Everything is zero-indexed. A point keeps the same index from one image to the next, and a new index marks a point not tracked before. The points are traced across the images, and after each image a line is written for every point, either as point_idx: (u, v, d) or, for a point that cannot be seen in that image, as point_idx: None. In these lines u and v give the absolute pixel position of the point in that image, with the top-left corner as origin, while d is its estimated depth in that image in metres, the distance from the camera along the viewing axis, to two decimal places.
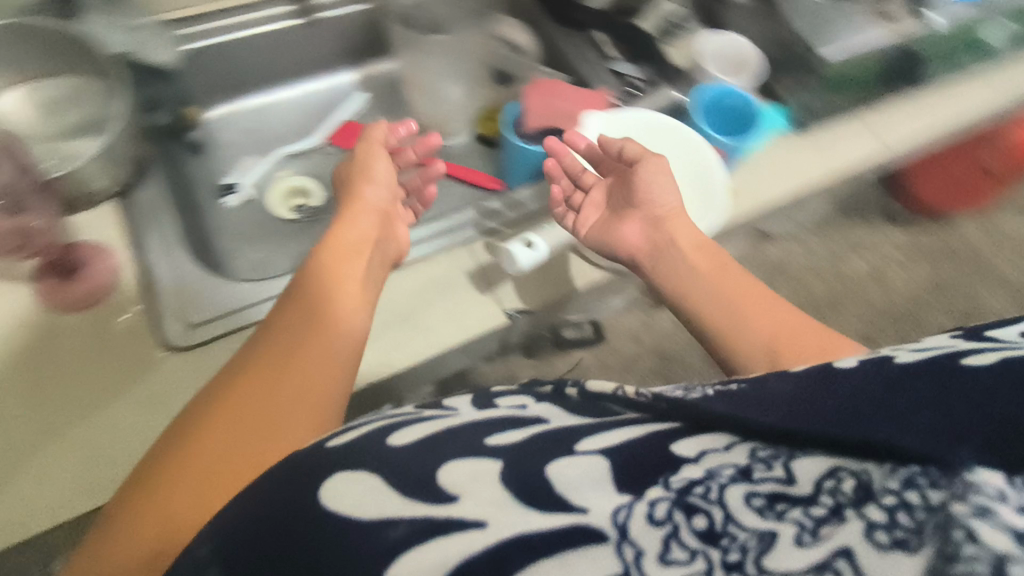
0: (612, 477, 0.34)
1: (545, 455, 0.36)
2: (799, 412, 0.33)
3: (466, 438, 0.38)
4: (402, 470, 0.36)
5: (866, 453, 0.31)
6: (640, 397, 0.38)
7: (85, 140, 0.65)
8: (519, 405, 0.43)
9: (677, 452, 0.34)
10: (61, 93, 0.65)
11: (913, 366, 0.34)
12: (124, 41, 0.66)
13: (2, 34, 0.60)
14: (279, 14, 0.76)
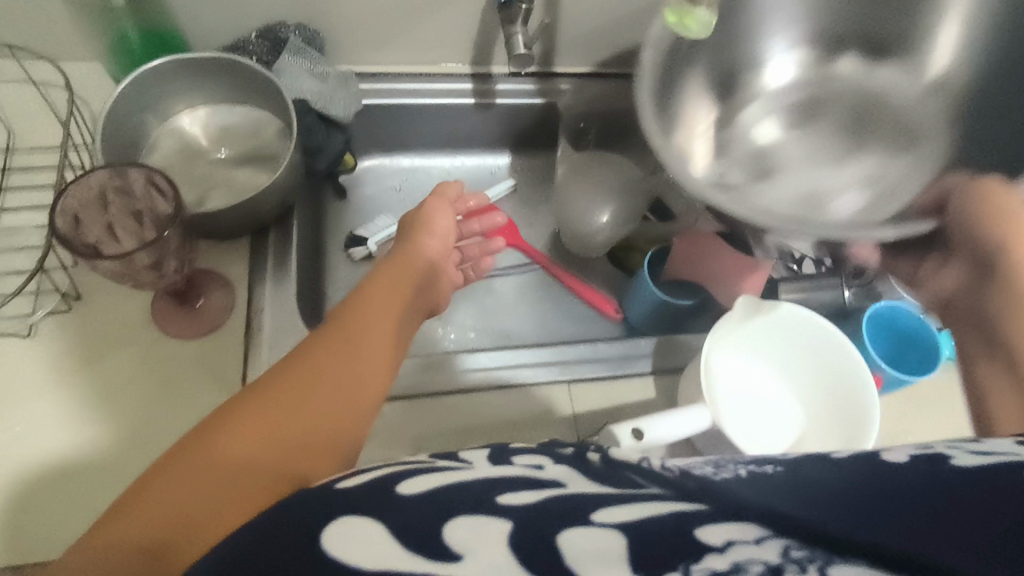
0: (630, 556, 0.24)
1: (555, 525, 0.27)
2: (827, 504, 0.23)
3: (476, 491, 0.30)
4: (406, 523, 0.28)
5: (922, 565, 0.21)
6: (666, 471, 0.28)
7: (247, 172, 0.66)
8: (535, 465, 0.33)
9: (705, 540, 0.24)
10: (240, 124, 0.67)
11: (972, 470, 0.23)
12: (314, 87, 0.69)
13: (205, 66, 0.62)
14: (459, 92, 0.77)
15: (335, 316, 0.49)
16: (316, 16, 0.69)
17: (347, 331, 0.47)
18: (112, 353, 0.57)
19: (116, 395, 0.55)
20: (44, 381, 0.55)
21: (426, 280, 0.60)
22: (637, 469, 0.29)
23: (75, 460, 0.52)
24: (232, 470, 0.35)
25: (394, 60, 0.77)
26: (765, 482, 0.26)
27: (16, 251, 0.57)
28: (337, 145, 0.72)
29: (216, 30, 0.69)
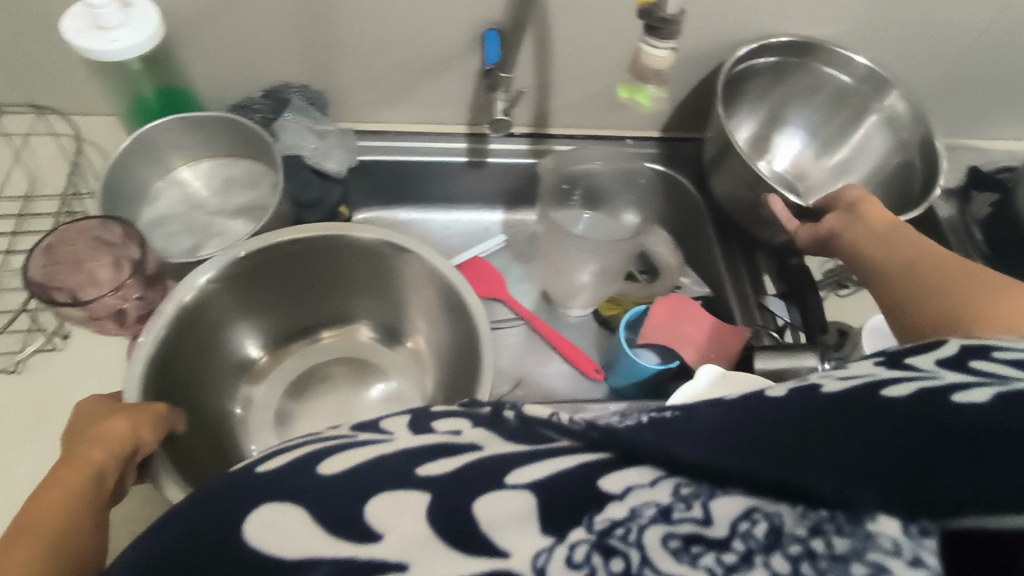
0: (540, 513, 0.25)
1: (474, 494, 0.26)
2: (709, 439, 0.24)
3: (395, 465, 0.29)
4: (324, 499, 0.27)
5: (786, 490, 0.22)
6: (574, 424, 0.27)
7: (239, 222, 0.70)
8: (454, 431, 0.30)
9: (605, 488, 0.24)
10: (239, 176, 0.72)
11: (834, 393, 0.24)
12: (313, 144, 0.74)
13: (209, 125, 0.67)
14: (452, 151, 0.80)
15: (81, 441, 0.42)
16: (319, 79, 0.74)
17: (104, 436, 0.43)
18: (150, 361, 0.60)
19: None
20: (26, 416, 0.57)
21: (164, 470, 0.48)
22: (546, 421, 0.28)
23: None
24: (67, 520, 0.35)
25: (392, 121, 0.81)
26: (660, 424, 0.25)
27: (21, 291, 0.61)
28: (332, 199, 0.75)
29: (227, 89, 0.74)
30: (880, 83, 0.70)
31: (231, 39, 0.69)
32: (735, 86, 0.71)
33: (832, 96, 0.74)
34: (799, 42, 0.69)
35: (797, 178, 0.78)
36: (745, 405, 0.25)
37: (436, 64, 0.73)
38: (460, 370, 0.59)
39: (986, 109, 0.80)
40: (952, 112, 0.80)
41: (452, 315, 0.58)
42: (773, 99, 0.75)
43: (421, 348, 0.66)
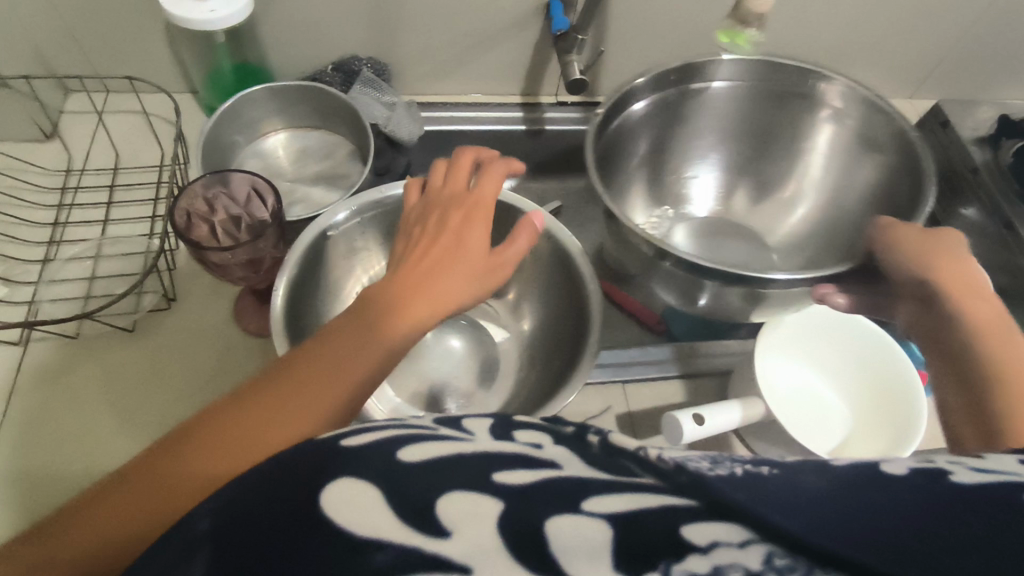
0: (612, 547, 0.25)
1: (548, 511, 0.27)
2: (810, 513, 0.24)
3: (475, 464, 0.29)
4: (399, 488, 0.27)
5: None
6: (662, 462, 0.27)
7: (321, 189, 0.72)
8: (535, 443, 0.32)
9: (687, 538, 0.24)
10: (317, 145, 0.74)
11: (969, 491, 0.24)
12: (383, 113, 0.76)
13: (297, 93, 0.70)
14: (511, 119, 0.83)
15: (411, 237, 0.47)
16: (388, 50, 0.77)
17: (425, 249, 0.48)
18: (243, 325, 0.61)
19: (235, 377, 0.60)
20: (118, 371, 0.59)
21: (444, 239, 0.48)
22: (632, 455, 0.28)
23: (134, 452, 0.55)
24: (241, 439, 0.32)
25: (452, 92, 0.84)
26: (759, 483, 0.25)
27: (122, 256, 0.63)
28: (401, 167, 0.78)
29: (297, 61, 0.76)
30: (803, 93, 0.71)
31: (305, 11, 0.71)
32: (627, 149, 0.74)
33: (767, 110, 0.74)
34: (677, 73, 0.69)
35: (737, 218, 0.82)
36: (873, 482, 0.25)
37: (499, 34, 0.76)
38: (561, 317, 0.64)
39: (1002, 65, 0.87)
40: (971, 69, 0.88)
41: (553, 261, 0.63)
42: (678, 144, 0.78)
43: (518, 300, 0.69)
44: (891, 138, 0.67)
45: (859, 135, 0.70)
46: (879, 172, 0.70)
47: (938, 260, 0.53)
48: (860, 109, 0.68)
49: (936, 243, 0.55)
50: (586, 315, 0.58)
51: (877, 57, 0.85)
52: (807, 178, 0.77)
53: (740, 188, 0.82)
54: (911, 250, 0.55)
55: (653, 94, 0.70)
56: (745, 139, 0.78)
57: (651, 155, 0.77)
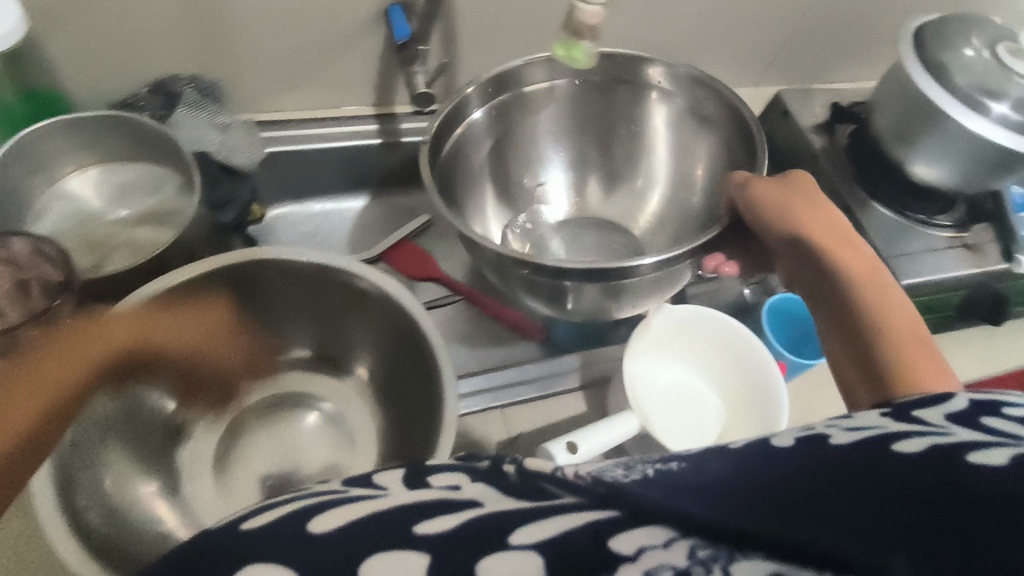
0: (545, 567, 0.23)
1: (477, 553, 0.25)
2: (723, 496, 0.22)
3: (393, 521, 0.27)
4: (312, 559, 0.25)
5: (810, 553, 0.19)
6: (578, 478, 0.26)
7: (146, 230, 0.64)
8: (454, 485, 0.30)
9: (615, 549, 0.22)
10: (139, 180, 0.65)
11: (847, 449, 0.24)
12: (216, 138, 0.69)
13: (101, 124, 0.61)
14: (366, 132, 0.78)
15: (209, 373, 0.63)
16: (214, 66, 0.69)
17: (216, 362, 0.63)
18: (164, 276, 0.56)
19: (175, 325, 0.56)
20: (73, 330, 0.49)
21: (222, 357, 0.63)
22: (551, 477, 0.27)
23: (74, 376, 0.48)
24: None
25: (296, 106, 0.76)
26: (672, 484, 0.24)
27: None
28: (245, 196, 0.70)
29: (105, 82, 0.66)
30: (633, 79, 0.72)
31: (105, 27, 0.62)
32: (468, 154, 0.71)
33: (603, 91, 0.73)
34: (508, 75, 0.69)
35: (593, 211, 0.80)
36: (776, 461, 0.24)
37: (339, 44, 0.70)
38: (409, 381, 0.61)
39: (831, 52, 0.93)
40: (806, 56, 0.93)
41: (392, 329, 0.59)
42: (522, 145, 0.76)
43: (368, 376, 0.67)
44: (721, 107, 0.69)
45: (690, 105, 0.72)
46: (718, 151, 0.71)
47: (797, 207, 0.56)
48: (688, 82, 0.70)
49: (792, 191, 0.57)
50: (431, 366, 0.55)
51: (724, 49, 0.88)
52: (653, 165, 0.77)
53: (591, 179, 0.80)
54: (768, 194, 0.57)
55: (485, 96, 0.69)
56: (587, 133, 0.77)
57: (497, 148, 0.74)
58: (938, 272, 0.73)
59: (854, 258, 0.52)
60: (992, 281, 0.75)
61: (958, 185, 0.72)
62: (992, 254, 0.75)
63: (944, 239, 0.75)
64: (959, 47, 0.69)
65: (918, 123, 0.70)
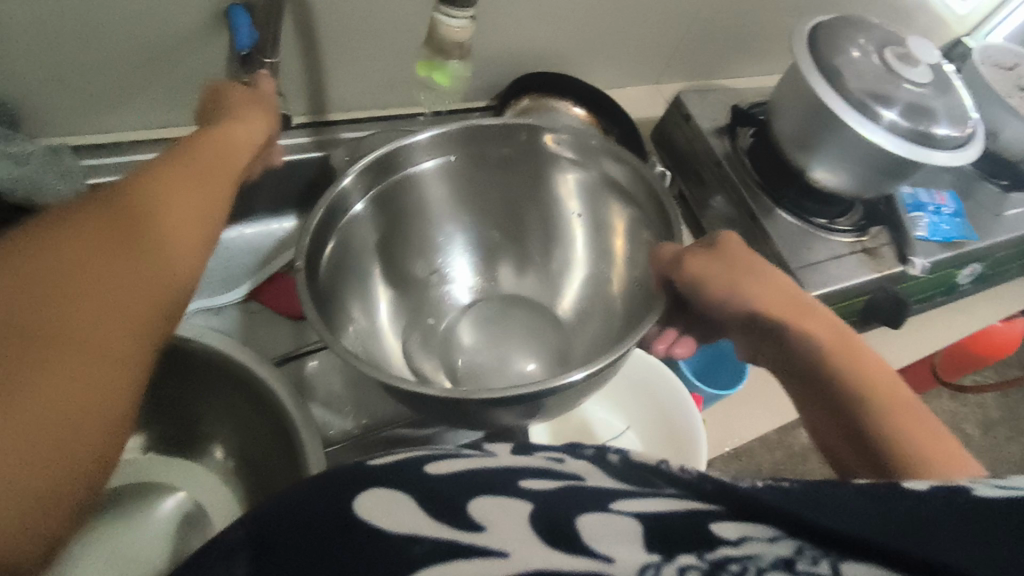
0: (644, 536, 0.25)
1: (576, 510, 0.26)
2: (838, 508, 0.23)
3: (499, 477, 0.29)
4: (433, 493, 0.27)
5: (922, 565, 0.21)
6: (685, 474, 0.27)
7: None
8: (556, 459, 0.31)
9: (719, 533, 0.24)
10: None
11: (993, 499, 0.22)
12: (10, 172, 0.54)
13: None
14: None
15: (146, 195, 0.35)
16: (3, 84, 0.55)
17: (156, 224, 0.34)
18: (182, 197, 0.36)
19: (159, 281, 0.32)
20: (60, 286, 0.28)
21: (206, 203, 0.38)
22: (656, 470, 0.28)
23: (100, 397, 0.28)
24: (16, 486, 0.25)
25: (125, 127, 0.64)
26: (790, 489, 0.25)
27: None
28: None
29: None
30: (542, 154, 0.62)
31: None
32: (349, 254, 0.57)
33: (489, 151, 0.62)
34: (393, 155, 0.57)
35: (506, 295, 0.68)
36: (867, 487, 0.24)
37: (169, 53, 0.58)
38: (265, 448, 0.53)
39: (729, 49, 0.90)
40: (705, 54, 0.90)
41: (250, 394, 0.52)
42: (414, 234, 0.63)
43: (226, 453, 0.58)
44: (638, 186, 0.58)
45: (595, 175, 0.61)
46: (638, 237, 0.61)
47: (752, 286, 0.51)
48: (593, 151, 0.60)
49: (727, 245, 0.53)
50: (293, 438, 0.48)
51: (622, 49, 0.82)
52: (570, 249, 0.66)
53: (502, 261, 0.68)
54: (701, 260, 0.51)
55: (367, 183, 0.57)
56: (483, 205, 0.65)
57: (375, 235, 0.60)
58: (844, 279, 0.71)
59: (808, 311, 0.50)
60: (893, 284, 0.75)
61: (853, 189, 0.70)
62: (892, 257, 0.75)
63: (847, 244, 0.74)
64: (847, 48, 0.67)
65: (817, 133, 0.67)
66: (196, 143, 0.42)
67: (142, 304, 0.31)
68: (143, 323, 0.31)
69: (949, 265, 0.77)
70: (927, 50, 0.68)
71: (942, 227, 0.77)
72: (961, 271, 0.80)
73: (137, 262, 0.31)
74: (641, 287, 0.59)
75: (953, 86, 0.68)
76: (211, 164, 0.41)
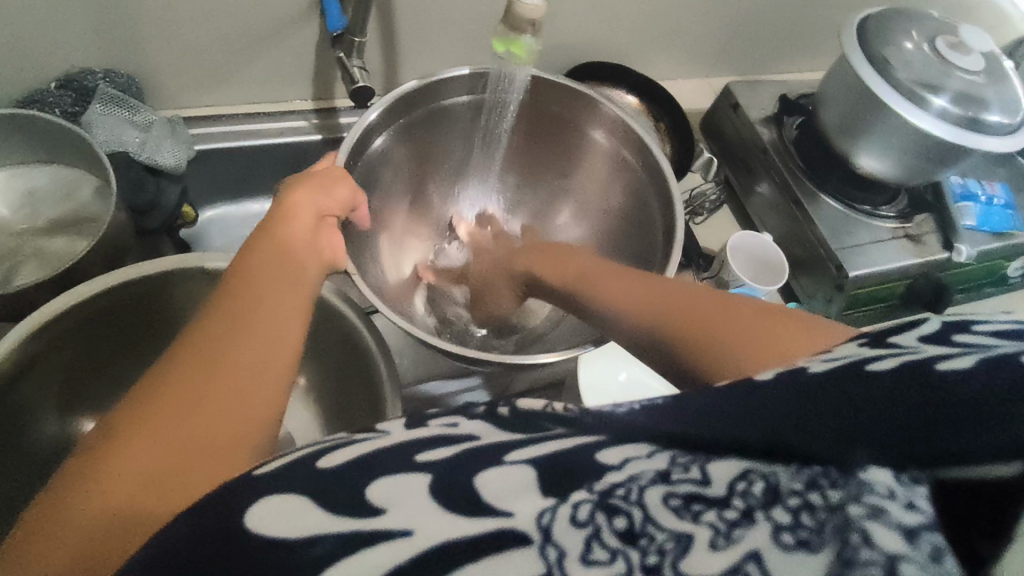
0: (540, 482, 0.24)
1: (473, 469, 0.25)
2: (694, 412, 0.25)
3: (393, 452, 0.26)
4: (326, 487, 0.24)
5: (778, 451, 0.23)
6: (569, 412, 0.26)
7: (62, 236, 0.60)
8: (450, 422, 0.27)
9: (604, 460, 0.24)
10: (49, 183, 0.62)
11: (826, 374, 0.24)
12: (138, 137, 0.65)
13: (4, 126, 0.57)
14: (301, 127, 0.74)
15: (265, 245, 0.44)
16: (132, 62, 0.64)
17: (278, 274, 0.41)
18: (293, 244, 0.45)
19: (293, 308, 0.39)
20: (221, 313, 0.36)
21: (305, 251, 0.46)
22: (544, 413, 0.27)
23: (236, 425, 0.30)
24: (139, 473, 0.27)
25: (227, 101, 0.72)
26: (659, 405, 0.26)
27: None
28: (170, 200, 0.67)
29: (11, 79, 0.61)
30: (571, 119, 0.70)
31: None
32: (372, 176, 0.64)
33: (526, 116, 0.70)
34: (409, 96, 0.63)
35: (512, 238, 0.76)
36: (726, 397, 0.25)
37: (269, 36, 0.66)
38: (344, 376, 0.61)
39: (780, 43, 0.94)
40: (758, 48, 0.93)
41: (327, 325, 0.59)
42: (424, 167, 0.70)
43: (308, 385, 0.65)
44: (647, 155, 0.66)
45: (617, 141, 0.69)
46: (638, 185, 0.69)
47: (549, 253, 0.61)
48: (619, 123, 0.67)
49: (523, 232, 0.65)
50: (374, 376, 0.55)
51: (676, 42, 0.87)
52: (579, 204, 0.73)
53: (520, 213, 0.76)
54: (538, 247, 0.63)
55: (388, 121, 0.63)
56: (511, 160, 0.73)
57: (411, 169, 0.69)
58: (886, 263, 0.74)
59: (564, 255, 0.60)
60: (937, 270, 0.76)
61: (900, 176, 0.72)
62: (937, 244, 0.77)
63: (891, 228, 0.77)
64: (899, 40, 0.69)
65: (867, 121, 0.70)
66: (296, 209, 0.49)
67: (259, 347, 0.34)
68: (267, 342, 0.35)
69: (997, 255, 0.78)
70: (981, 39, 0.71)
71: (995, 218, 0.78)
72: (1010, 264, 0.81)
73: (255, 319, 0.36)
74: (645, 235, 0.67)
75: (1008, 73, 0.70)
76: (307, 241, 0.47)
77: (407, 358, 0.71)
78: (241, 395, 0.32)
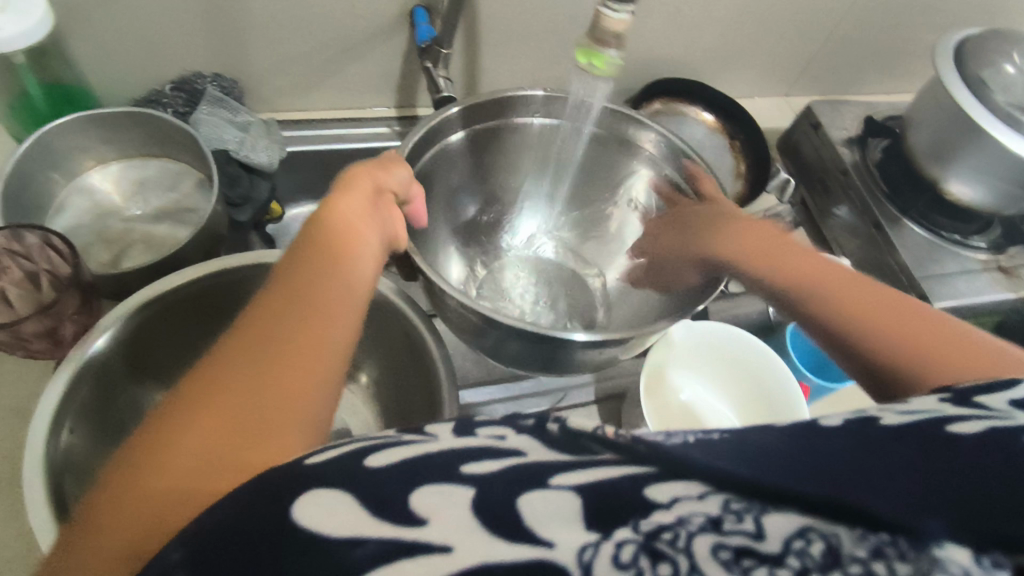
0: (583, 511, 0.24)
1: (519, 487, 0.25)
2: (758, 459, 0.24)
3: (446, 458, 0.27)
4: (374, 490, 0.25)
5: (845, 512, 0.22)
6: (620, 437, 0.26)
7: (163, 225, 0.66)
8: (499, 435, 0.28)
9: (652, 497, 0.23)
10: (157, 175, 0.67)
11: (901, 430, 0.25)
12: (235, 136, 0.69)
13: (122, 123, 0.63)
14: (380, 133, 0.77)
15: (324, 225, 0.43)
16: (234, 67, 0.69)
17: (334, 255, 0.41)
18: (351, 222, 0.45)
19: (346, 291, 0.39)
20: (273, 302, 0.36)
21: (365, 231, 0.46)
22: (590, 434, 0.26)
23: (284, 424, 0.31)
24: (186, 463, 0.28)
25: (315, 107, 0.77)
26: (716, 445, 0.25)
27: None
28: (262, 195, 0.72)
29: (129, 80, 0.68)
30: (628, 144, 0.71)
31: (128, 25, 0.62)
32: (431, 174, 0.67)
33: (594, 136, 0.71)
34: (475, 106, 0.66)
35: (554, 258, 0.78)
36: (789, 441, 0.25)
37: (358, 46, 0.70)
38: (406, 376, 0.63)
39: (866, 62, 0.91)
40: (841, 68, 0.91)
41: (390, 323, 0.61)
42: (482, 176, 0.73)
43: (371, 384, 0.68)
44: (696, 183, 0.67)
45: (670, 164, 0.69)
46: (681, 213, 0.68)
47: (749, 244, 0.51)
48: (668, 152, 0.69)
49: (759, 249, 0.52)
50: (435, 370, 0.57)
51: (754, 61, 0.86)
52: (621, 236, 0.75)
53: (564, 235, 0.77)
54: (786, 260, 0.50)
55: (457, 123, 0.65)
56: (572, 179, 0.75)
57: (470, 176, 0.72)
58: (976, 295, 0.70)
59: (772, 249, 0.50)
60: None
61: (995, 206, 0.69)
62: None
63: (981, 260, 0.73)
64: (1001, 62, 0.66)
65: (959, 148, 0.67)
66: (357, 178, 0.50)
67: (314, 334, 0.35)
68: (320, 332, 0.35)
69: None
70: None
71: None
72: None
73: (313, 310, 0.36)
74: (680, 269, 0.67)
75: None
76: (369, 212, 0.48)
77: (468, 359, 0.73)
78: (291, 380, 0.33)
